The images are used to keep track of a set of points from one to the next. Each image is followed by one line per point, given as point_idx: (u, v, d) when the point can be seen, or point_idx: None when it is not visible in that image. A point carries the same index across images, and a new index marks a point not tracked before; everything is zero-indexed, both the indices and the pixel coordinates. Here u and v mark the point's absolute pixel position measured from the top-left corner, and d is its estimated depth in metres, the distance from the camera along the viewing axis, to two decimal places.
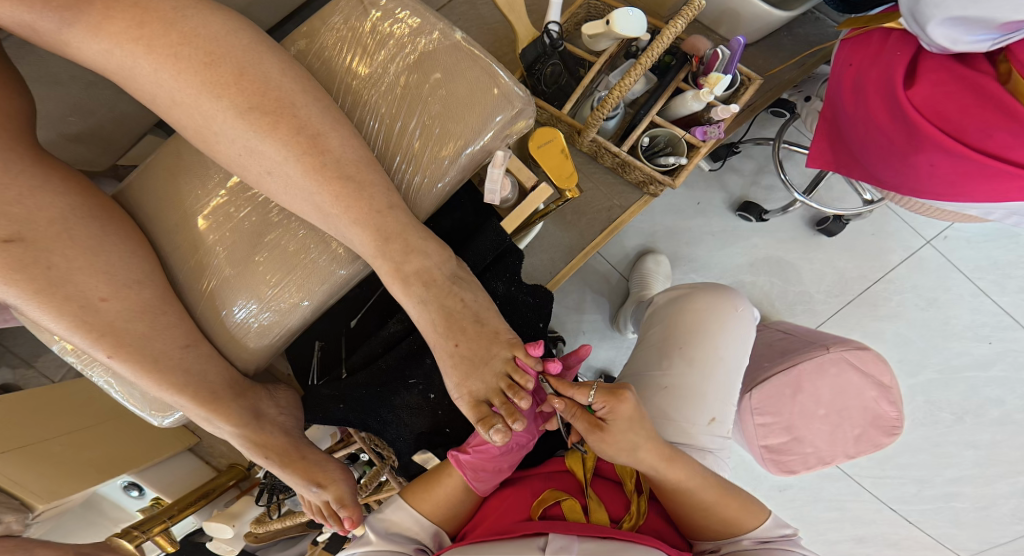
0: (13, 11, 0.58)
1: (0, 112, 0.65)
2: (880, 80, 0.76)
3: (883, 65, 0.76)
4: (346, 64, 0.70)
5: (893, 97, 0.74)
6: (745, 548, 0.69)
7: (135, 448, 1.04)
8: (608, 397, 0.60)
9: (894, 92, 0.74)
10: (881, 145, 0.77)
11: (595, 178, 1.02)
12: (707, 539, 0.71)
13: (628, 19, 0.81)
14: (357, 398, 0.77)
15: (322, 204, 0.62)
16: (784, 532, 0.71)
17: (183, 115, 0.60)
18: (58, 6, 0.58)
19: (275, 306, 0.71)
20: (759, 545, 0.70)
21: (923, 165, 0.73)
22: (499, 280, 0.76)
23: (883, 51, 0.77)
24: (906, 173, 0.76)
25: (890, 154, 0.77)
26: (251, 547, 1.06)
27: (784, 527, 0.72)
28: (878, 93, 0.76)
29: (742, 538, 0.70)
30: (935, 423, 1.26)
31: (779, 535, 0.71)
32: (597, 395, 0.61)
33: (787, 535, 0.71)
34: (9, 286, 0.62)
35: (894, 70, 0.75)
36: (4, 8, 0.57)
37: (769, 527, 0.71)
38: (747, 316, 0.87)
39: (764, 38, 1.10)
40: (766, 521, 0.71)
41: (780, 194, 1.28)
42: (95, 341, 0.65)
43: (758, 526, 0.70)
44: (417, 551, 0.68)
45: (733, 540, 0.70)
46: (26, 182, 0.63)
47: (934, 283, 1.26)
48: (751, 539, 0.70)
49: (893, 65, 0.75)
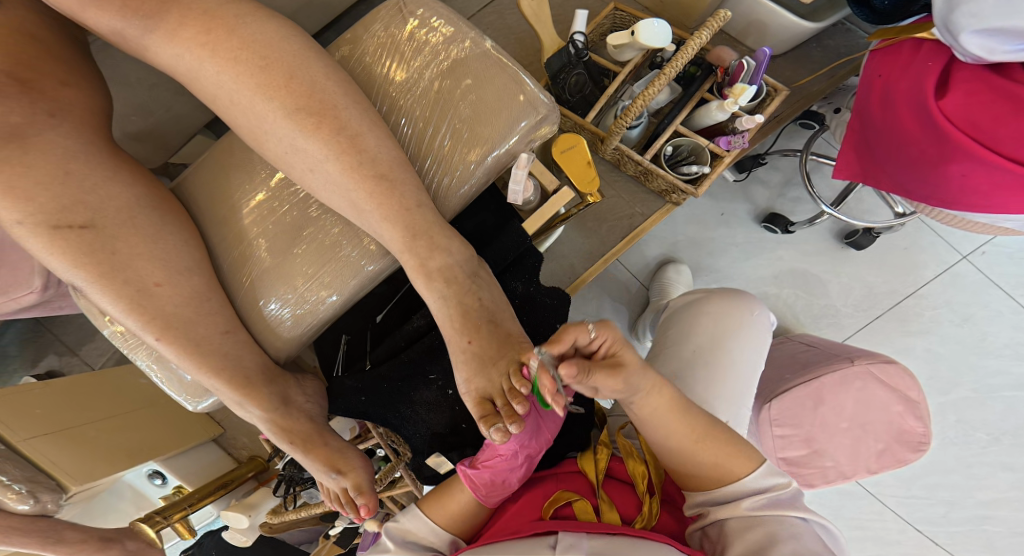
0: (112, 20, 0.65)
1: (84, 110, 0.71)
2: (910, 89, 0.76)
3: (914, 75, 0.77)
4: (385, 69, 0.75)
5: (923, 106, 0.74)
6: (744, 511, 0.65)
7: (165, 438, 1.10)
8: (603, 327, 0.59)
9: (925, 101, 0.74)
10: (909, 155, 0.78)
11: (617, 186, 1.05)
12: (701, 499, 0.68)
13: (652, 29, 0.84)
14: (379, 390, 0.80)
15: (357, 201, 0.66)
16: (777, 483, 0.66)
17: (240, 115, 0.65)
18: (143, 15, 0.64)
19: (307, 300, 0.76)
20: (757, 508, 0.65)
21: (954, 175, 0.73)
22: (519, 280, 0.79)
23: (914, 61, 0.78)
24: (936, 183, 0.76)
25: (918, 162, 0.77)
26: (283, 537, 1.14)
27: (775, 476, 0.67)
28: (907, 103, 0.76)
29: (739, 501, 0.66)
30: (967, 442, 1.23)
31: (773, 488, 0.66)
32: (594, 329, 0.58)
33: (781, 485, 0.66)
34: (77, 270, 0.67)
35: (925, 80, 0.75)
36: (103, 17, 0.64)
37: (761, 475, 0.66)
38: (764, 321, 0.88)
39: (791, 50, 1.12)
40: (755, 468, 0.67)
41: (807, 206, 1.28)
42: (146, 324, 0.70)
43: (745, 477, 0.66)
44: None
45: (729, 503, 0.66)
46: (101, 172, 0.69)
47: (970, 299, 1.24)
48: (747, 500, 0.65)
49: (924, 75, 0.75)
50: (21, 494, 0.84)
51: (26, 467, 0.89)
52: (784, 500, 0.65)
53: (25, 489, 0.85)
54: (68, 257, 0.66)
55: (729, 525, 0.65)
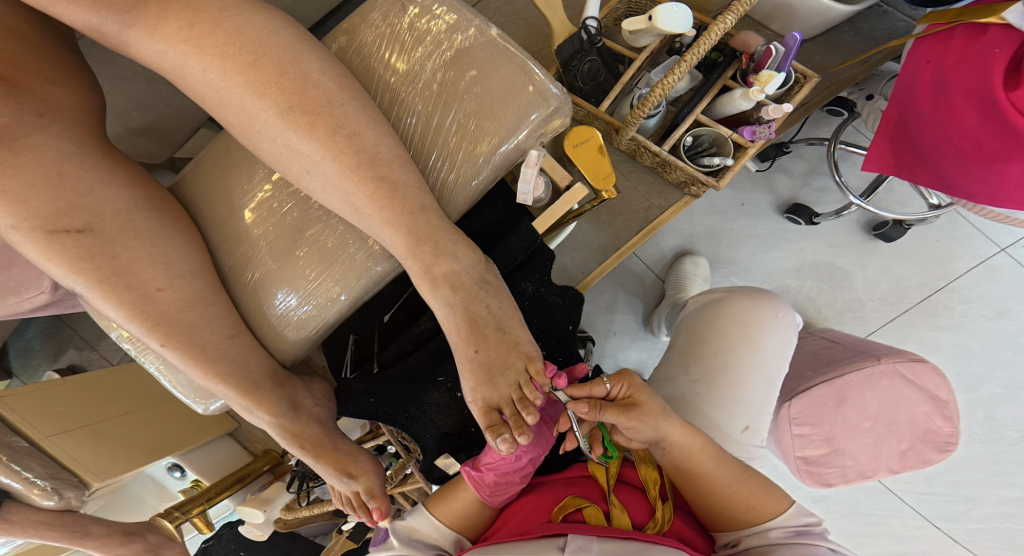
0: (85, 15, 0.62)
1: (77, 111, 0.69)
2: (972, 77, 0.69)
3: (977, 61, 0.69)
4: (385, 60, 0.71)
5: (990, 96, 0.67)
6: (772, 540, 0.67)
7: (180, 432, 1.09)
8: (620, 377, 0.63)
9: (992, 91, 0.67)
10: (962, 151, 0.71)
11: (633, 177, 1.00)
12: (728, 531, 0.69)
13: (672, 14, 0.78)
14: (389, 394, 0.78)
15: (356, 203, 0.63)
16: (809, 520, 0.68)
17: (229, 113, 0.62)
18: (121, 10, 0.61)
19: (315, 299, 0.73)
20: (785, 537, 0.67)
21: (1015, 172, 0.68)
22: (528, 280, 0.76)
23: (974, 46, 0.70)
24: (991, 181, 0.71)
25: (972, 158, 0.71)
26: (303, 531, 1.17)
27: (809, 516, 0.69)
28: (967, 94, 0.69)
29: (768, 530, 0.68)
30: (995, 440, 1.18)
31: (806, 525, 0.68)
32: (610, 380, 0.63)
33: (813, 523, 0.68)
34: (77, 275, 0.65)
35: (993, 68, 0.67)
36: (77, 13, 0.61)
37: (792, 515, 0.68)
38: (788, 322, 0.84)
39: (822, 33, 1.05)
40: (788, 508, 0.69)
41: (834, 196, 1.22)
42: (148, 330, 0.68)
43: (781, 513, 0.68)
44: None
45: (758, 533, 0.68)
46: (96, 175, 0.67)
47: (1005, 292, 1.17)
48: (776, 530, 0.68)
49: (991, 64, 0.68)
50: (45, 491, 0.85)
51: (48, 464, 0.89)
52: (815, 535, 0.67)
53: (49, 485, 0.86)
54: (66, 261, 0.65)
55: (754, 551, 0.67)
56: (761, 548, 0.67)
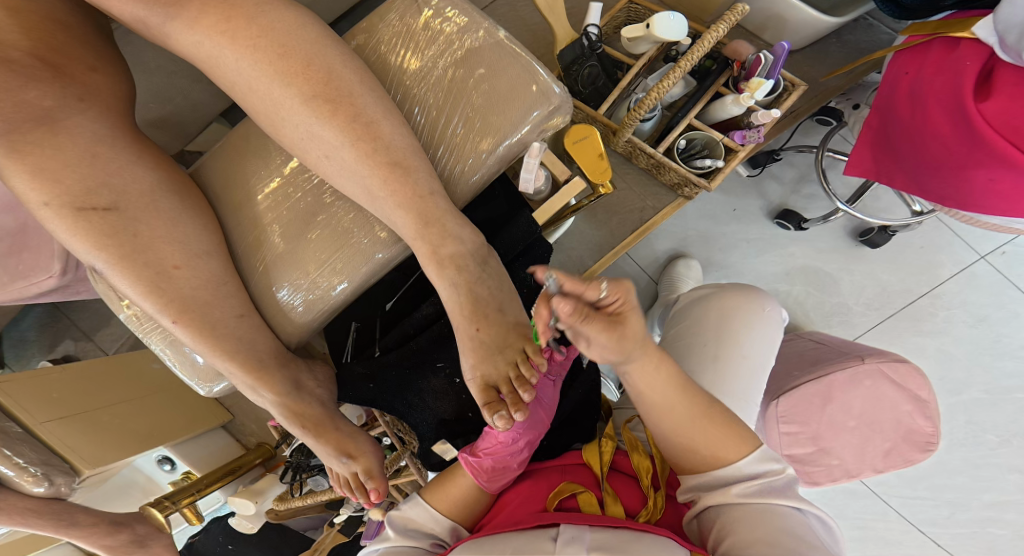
0: (134, 8, 0.66)
1: (112, 96, 0.73)
2: (945, 88, 0.74)
3: (950, 73, 0.74)
4: (400, 57, 0.75)
5: (960, 106, 0.72)
6: (731, 497, 0.63)
7: (172, 423, 1.10)
8: None
9: (962, 102, 0.71)
10: (933, 158, 0.76)
11: (629, 178, 1.04)
12: (688, 484, 0.66)
13: (668, 23, 0.83)
14: (387, 379, 0.81)
15: (370, 187, 0.67)
16: (769, 470, 0.63)
17: (256, 101, 0.66)
18: (165, 3, 0.65)
19: (319, 286, 0.77)
20: (746, 493, 0.62)
21: (980, 180, 0.73)
22: (527, 269, 0.79)
23: (948, 59, 0.75)
24: (958, 188, 0.76)
25: (943, 165, 0.76)
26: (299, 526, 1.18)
27: (769, 464, 0.64)
28: (939, 104, 0.74)
29: (728, 487, 0.63)
30: (976, 444, 1.22)
31: (766, 473, 0.64)
32: None
33: (775, 471, 0.64)
34: (100, 252, 0.68)
35: (964, 79, 0.72)
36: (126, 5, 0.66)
37: (750, 466, 0.64)
38: (775, 316, 0.88)
39: (811, 45, 1.10)
40: (746, 457, 0.64)
41: (822, 203, 1.26)
42: (163, 307, 0.71)
43: (736, 463, 0.64)
44: (434, 546, 0.72)
45: (717, 491, 0.64)
46: (125, 157, 0.70)
47: (986, 299, 1.22)
48: (736, 485, 0.63)
49: (963, 76, 0.72)
50: (36, 476, 0.84)
51: (41, 450, 0.90)
52: (775, 486, 0.63)
53: (40, 471, 0.85)
54: (91, 238, 0.68)
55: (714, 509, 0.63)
56: (719, 505, 0.63)
